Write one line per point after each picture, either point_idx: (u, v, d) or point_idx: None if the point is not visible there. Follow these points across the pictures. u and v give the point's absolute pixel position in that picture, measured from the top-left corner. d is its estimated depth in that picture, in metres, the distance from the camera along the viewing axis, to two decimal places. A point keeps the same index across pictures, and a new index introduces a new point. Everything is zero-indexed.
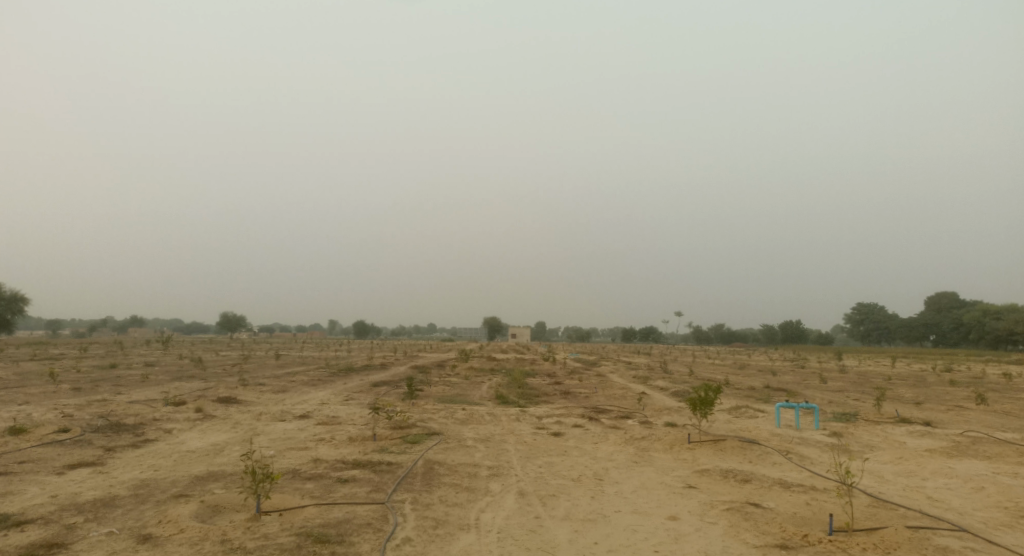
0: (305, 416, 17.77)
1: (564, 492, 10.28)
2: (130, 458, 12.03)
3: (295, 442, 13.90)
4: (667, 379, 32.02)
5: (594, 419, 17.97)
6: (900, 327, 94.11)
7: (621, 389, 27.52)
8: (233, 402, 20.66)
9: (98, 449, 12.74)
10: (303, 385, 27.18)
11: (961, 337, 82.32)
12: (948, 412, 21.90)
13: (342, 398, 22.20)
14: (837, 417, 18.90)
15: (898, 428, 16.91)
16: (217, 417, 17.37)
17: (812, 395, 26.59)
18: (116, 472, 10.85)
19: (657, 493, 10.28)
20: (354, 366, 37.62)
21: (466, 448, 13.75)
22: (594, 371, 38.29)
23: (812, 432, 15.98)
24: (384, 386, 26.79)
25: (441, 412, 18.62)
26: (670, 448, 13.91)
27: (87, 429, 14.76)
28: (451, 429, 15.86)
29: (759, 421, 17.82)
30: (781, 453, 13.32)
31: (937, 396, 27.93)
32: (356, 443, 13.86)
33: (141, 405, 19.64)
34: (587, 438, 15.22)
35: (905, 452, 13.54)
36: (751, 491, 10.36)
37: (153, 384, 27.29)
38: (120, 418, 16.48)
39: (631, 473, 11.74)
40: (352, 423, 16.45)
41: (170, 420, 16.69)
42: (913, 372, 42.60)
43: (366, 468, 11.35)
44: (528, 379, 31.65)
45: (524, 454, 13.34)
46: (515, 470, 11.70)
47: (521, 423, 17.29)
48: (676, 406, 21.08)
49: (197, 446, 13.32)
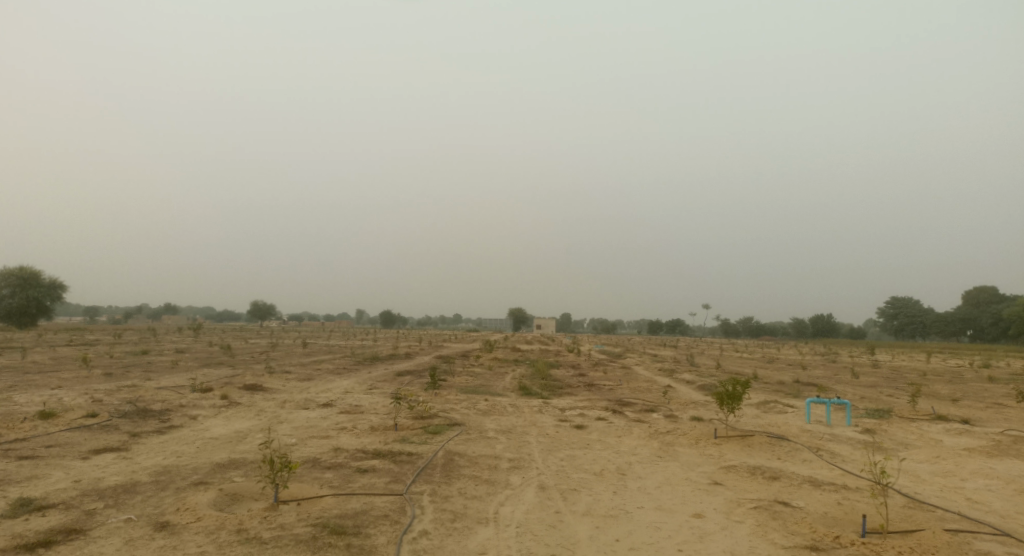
0: (328, 404, 17.81)
1: (585, 487, 10.05)
2: (154, 444, 12.14)
3: (317, 430, 13.91)
4: (693, 372, 31.49)
5: (618, 412, 17.67)
6: (936, 322, 91.48)
7: (646, 382, 27.06)
8: (258, 390, 20.83)
9: (124, 434, 12.91)
10: (328, 373, 27.39)
11: (1000, 332, 79.62)
12: (987, 409, 21.09)
13: (365, 387, 22.25)
14: (870, 413, 18.30)
15: (935, 425, 16.28)
16: (241, 404, 17.52)
17: (843, 390, 25.88)
18: (139, 457, 10.96)
19: (682, 490, 9.98)
20: (379, 355, 37.89)
21: (487, 440, 13.58)
22: (618, 363, 37.88)
23: (844, 429, 15.46)
24: (407, 375, 26.82)
25: (463, 403, 18.54)
26: (696, 443, 13.55)
27: (114, 414, 14.98)
28: (473, 420, 15.73)
29: (788, 416, 17.34)
30: (811, 450, 12.88)
31: (975, 393, 26.96)
32: (377, 432, 13.81)
33: (169, 391, 19.91)
34: (610, 431, 14.94)
35: (943, 451, 12.97)
36: (780, 489, 9.99)
37: (182, 371, 27.75)
38: (147, 404, 16.68)
39: (655, 468, 11.45)
40: (374, 412, 16.42)
41: (196, 407, 16.87)
42: (949, 368, 41.31)
43: (385, 458, 11.27)
44: (552, 371, 31.39)
45: (546, 446, 13.13)
46: (536, 463, 11.48)
47: (544, 415, 17.09)
48: (702, 399, 20.63)
49: (221, 433, 13.40)
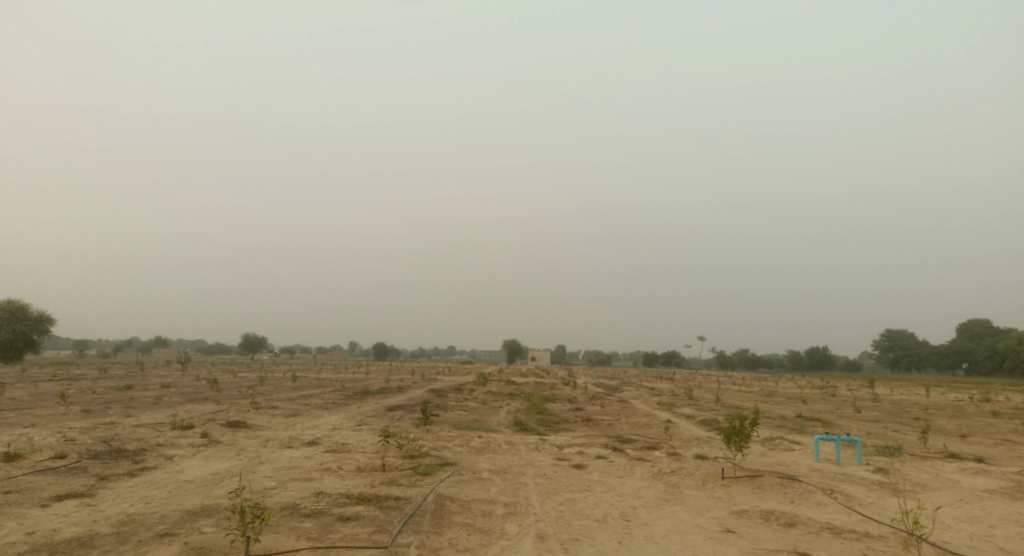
0: (313, 442, 16.93)
1: (587, 536, 9.25)
2: (122, 489, 11.26)
3: (299, 472, 13.04)
4: (693, 406, 30.65)
5: (618, 450, 16.86)
6: (931, 354, 91.11)
7: (645, 416, 26.25)
8: (241, 427, 19.86)
9: (92, 478, 12.05)
10: (316, 409, 26.42)
11: (995, 365, 79.20)
12: (998, 446, 20.37)
13: (354, 423, 21.31)
14: (880, 450, 17.56)
15: (949, 464, 15.56)
16: (222, 443, 16.63)
17: (848, 425, 25.12)
18: (104, 505, 10.09)
19: (693, 539, 9.20)
20: (369, 389, 36.79)
21: (481, 481, 12.74)
22: (616, 397, 37.02)
23: (855, 468, 14.72)
24: (398, 411, 25.96)
25: (456, 440, 17.72)
26: (703, 485, 12.74)
27: (85, 455, 14.08)
28: (466, 460, 14.90)
29: (796, 454, 16.60)
30: (826, 492, 12.13)
31: (982, 428, 26.24)
32: (364, 474, 12.96)
33: (147, 429, 18.93)
34: (611, 471, 14.13)
35: (964, 493, 12.21)
36: (798, 538, 9.23)
37: (164, 407, 26.70)
38: (122, 443, 15.75)
39: (661, 513, 10.66)
40: (361, 451, 15.58)
41: (173, 446, 15.96)
42: (950, 402, 40.57)
43: (371, 504, 10.43)
44: (547, 405, 30.47)
45: (544, 488, 12.33)
46: (533, 509, 10.67)
47: (541, 453, 16.27)
48: (705, 436, 19.89)
49: (197, 476, 12.55)
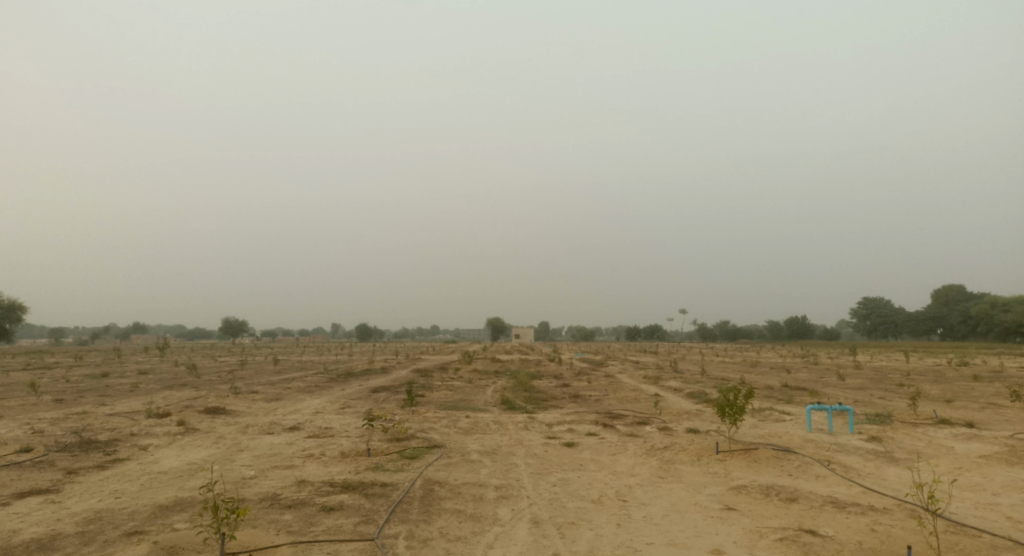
0: (295, 428, 16.34)
1: (584, 519, 8.85)
2: (91, 483, 10.61)
3: (280, 459, 12.49)
4: (679, 379, 30.52)
5: (608, 425, 16.53)
6: (907, 321, 92.64)
7: (633, 391, 26.00)
8: (219, 414, 19.17)
9: (58, 472, 11.37)
10: (298, 392, 25.77)
11: (969, 330, 80.72)
12: (984, 410, 20.49)
13: (337, 407, 20.70)
14: (872, 418, 17.43)
15: (940, 430, 15.49)
16: (199, 431, 15.97)
17: (834, 393, 25.16)
18: (70, 501, 9.44)
19: (693, 518, 8.86)
20: (353, 370, 36.09)
21: (470, 464, 12.27)
22: (601, 372, 36.81)
23: (849, 437, 14.55)
24: (382, 392, 25.47)
25: (443, 421, 17.29)
26: (698, 460, 12.44)
27: (52, 447, 13.36)
28: (454, 441, 14.46)
29: (788, 425, 16.40)
30: (823, 463, 11.87)
31: (965, 392, 26.43)
32: (348, 459, 12.44)
33: (121, 418, 18.18)
34: (603, 449, 13.75)
35: (961, 460, 12.03)
36: (801, 514, 8.92)
37: (140, 394, 25.84)
38: (93, 434, 15.01)
39: (658, 491, 10.32)
40: (344, 436, 15.04)
41: (148, 436, 15.24)
42: (930, 367, 41.08)
43: (355, 492, 9.93)
44: (533, 382, 30.11)
45: (536, 469, 11.92)
46: (526, 491, 10.25)
47: (530, 432, 15.87)
48: (694, 409, 19.65)
49: (171, 467, 11.91)
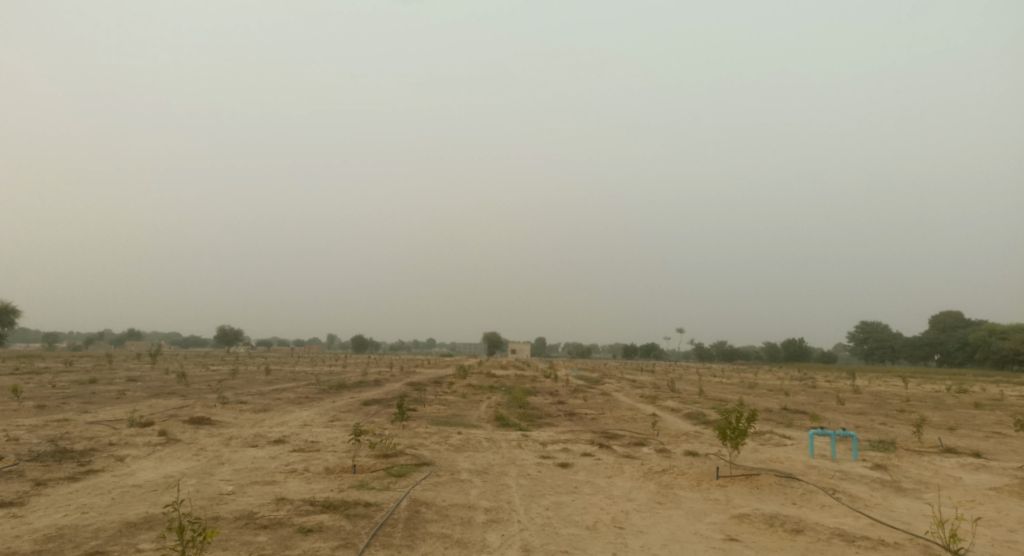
0: (280, 441, 15.77)
1: (578, 547, 8.33)
2: (59, 497, 10.05)
3: (262, 474, 11.96)
4: (677, 399, 30.01)
5: (605, 446, 15.96)
6: (904, 346, 92.19)
7: (630, 411, 25.38)
8: (203, 425, 18.56)
9: (26, 483, 10.80)
10: (288, 404, 25.14)
11: (966, 357, 80.34)
12: (989, 439, 19.99)
13: (326, 420, 20.11)
14: (876, 445, 16.91)
15: (947, 459, 15.00)
16: (180, 442, 15.38)
17: (835, 418, 24.62)
18: (33, 516, 8.90)
19: (694, 549, 8.35)
20: (346, 383, 35.37)
21: (460, 484, 11.75)
22: (597, 389, 36.21)
23: (853, 465, 14.05)
24: (374, 405, 24.85)
25: (435, 436, 16.80)
26: (698, 485, 11.92)
27: (24, 456, 12.79)
28: (444, 458, 13.92)
29: (789, 450, 15.88)
30: (828, 492, 11.37)
31: (967, 420, 25.90)
32: (333, 476, 11.88)
33: (102, 427, 17.55)
34: (599, 471, 13.21)
35: (971, 492, 11.54)
36: (807, 547, 8.41)
37: (126, 402, 25.20)
38: (68, 443, 14.42)
39: (656, 518, 9.80)
40: (331, 451, 14.48)
41: (126, 446, 14.65)
42: (928, 393, 40.58)
43: (336, 512, 9.38)
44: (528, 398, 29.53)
45: (529, 490, 11.41)
46: (517, 515, 9.73)
47: (523, 450, 15.36)
48: (693, 431, 19.13)
49: (146, 480, 11.35)
